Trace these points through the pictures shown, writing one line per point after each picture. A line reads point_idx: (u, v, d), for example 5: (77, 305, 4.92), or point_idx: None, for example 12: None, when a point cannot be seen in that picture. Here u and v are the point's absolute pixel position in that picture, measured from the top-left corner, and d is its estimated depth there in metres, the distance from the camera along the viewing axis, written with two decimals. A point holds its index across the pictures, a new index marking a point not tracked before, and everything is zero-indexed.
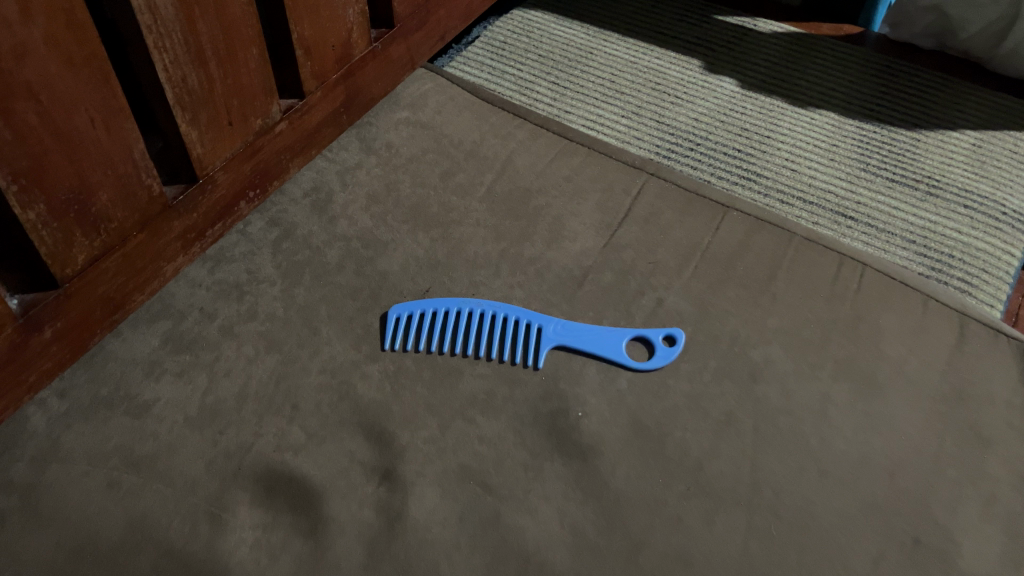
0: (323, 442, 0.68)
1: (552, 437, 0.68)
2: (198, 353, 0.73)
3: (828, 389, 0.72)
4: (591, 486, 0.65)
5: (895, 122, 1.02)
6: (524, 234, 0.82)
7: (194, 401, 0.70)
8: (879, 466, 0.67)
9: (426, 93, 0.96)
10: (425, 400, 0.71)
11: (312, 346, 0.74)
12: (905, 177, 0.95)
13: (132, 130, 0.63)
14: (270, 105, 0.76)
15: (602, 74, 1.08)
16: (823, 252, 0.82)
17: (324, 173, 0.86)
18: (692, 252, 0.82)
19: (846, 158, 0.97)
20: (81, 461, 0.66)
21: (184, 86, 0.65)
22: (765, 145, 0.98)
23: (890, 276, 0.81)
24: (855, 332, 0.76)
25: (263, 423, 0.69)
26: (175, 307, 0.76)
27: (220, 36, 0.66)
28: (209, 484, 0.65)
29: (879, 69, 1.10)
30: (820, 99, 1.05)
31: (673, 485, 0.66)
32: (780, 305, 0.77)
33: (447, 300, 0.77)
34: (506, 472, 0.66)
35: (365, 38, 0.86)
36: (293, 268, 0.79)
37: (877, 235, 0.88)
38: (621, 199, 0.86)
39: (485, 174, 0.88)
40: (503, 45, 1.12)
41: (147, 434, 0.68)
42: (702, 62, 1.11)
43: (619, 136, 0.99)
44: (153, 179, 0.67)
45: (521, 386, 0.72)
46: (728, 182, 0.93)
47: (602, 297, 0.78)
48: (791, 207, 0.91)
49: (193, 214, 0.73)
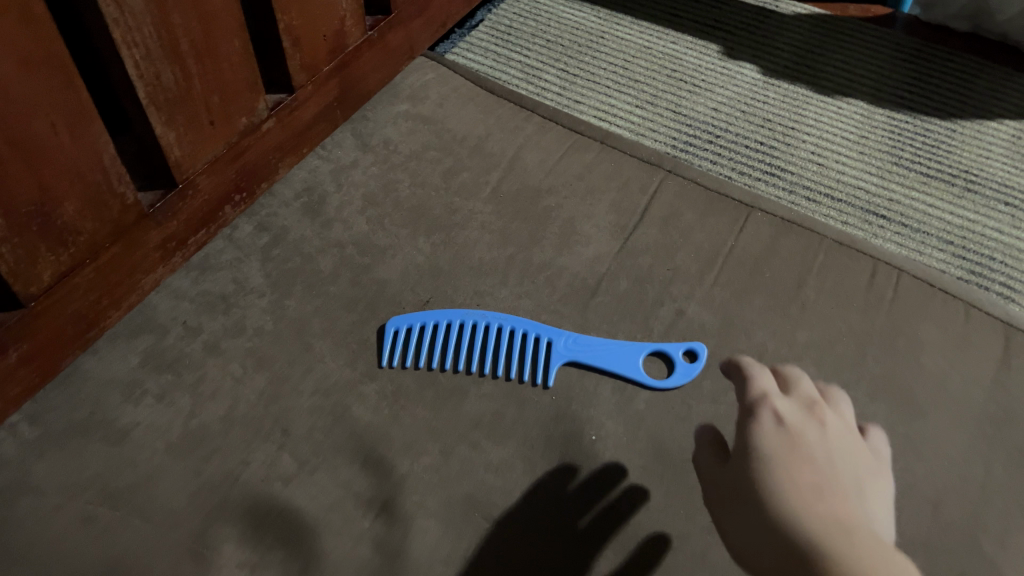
0: (316, 471, 0.63)
1: (565, 465, 0.63)
2: (182, 372, 0.67)
3: (864, 409, 0.66)
4: (608, 519, 0.60)
5: (928, 111, 0.95)
6: (533, 239, 0.76)
7: (176, 426, 0.65)
8: (921, 495, 0.62)
9: (428, 83, 0.90)
10: (426, 423, 0.65)
11: (304, 364, 0.68)
12: (940, 171, 0.89)
13: (101, 134, 0.57)
14: (256, 101, 0.70)
15: (615, 61, 1.01)
16: (856, 255, 0.76)
17: (317, 172, 0.80)
18: (714, 256, 0.76)
19: (876, 150, 0.91)
20: (54, 493, 0.61)
21: (158, 84, 0.59)
22: (789, 137, 0.92)
23: (929, 283, 0.74)
24: (893, 345, 0.70)
25: (251, 449, 0.64)
26: (157, 321, 0.70)
27: (197, 29, 0.60)
28: (192, 519, 0.60)
29: (911, 54, 1.03)
30: (847, 86, 0.99)
31: (697, 518, 0.60)
32: (810, 317, 0.71)
33: (449, 311, 0.71)
34: (515, 504, 0.61)
35: (360, 27, 0.80)
36: (283, 277, 0.73)
37: (912, 235, 0.82)
38: (637, 199, 0.80)
39: (490, 172, 0.82)
40: (509, 30, 1.05)
41: (126, 463, 0.63)
42: (721, 46, 1.04)
43: (633, 128, 0.93)
44: (126, 187, 0.61)
45: (530, 407, 0.66)
46: (750, 179, 0.87)
47: (617, 307, 0.72)
48: (818, 205, 0.85)
49: (173, 222, 0.67)
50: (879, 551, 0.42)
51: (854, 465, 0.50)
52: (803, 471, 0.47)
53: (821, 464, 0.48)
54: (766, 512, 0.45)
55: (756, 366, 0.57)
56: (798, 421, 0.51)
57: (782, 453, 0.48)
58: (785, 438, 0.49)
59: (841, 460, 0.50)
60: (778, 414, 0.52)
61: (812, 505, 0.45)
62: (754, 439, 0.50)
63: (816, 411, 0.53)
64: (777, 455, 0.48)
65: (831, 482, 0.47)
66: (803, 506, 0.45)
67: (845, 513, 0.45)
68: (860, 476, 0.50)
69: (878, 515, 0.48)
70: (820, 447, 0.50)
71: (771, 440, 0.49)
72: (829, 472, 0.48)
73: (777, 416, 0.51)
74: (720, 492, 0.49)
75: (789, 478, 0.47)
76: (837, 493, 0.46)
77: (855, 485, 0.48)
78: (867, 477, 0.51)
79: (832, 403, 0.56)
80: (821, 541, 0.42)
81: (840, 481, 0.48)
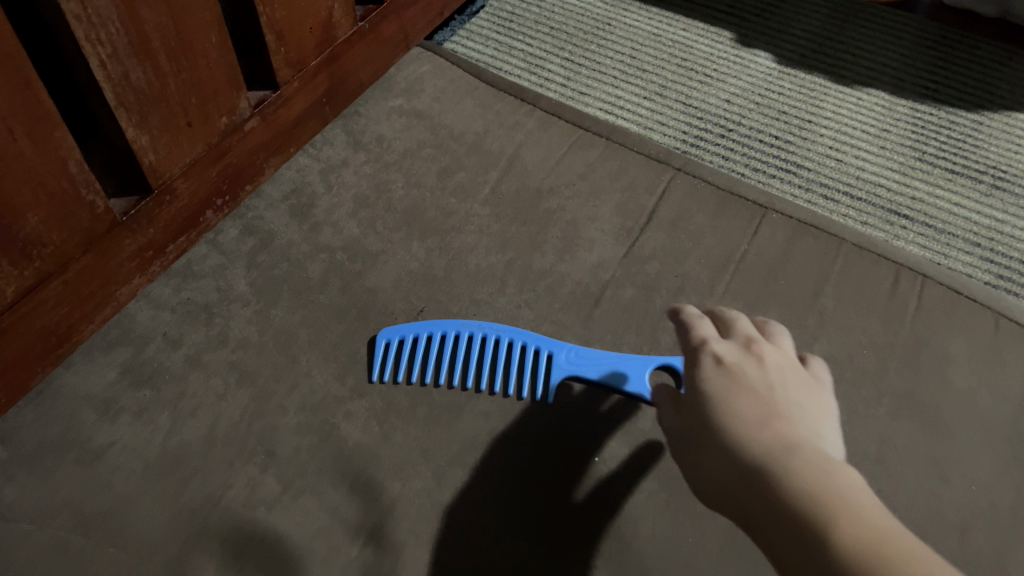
0: (301, 494, 0.59)
1: (566, 486, 0.59)
2: (161, 388, 0.63)
3: (886, 428, 0.62)
4: (612, 548, 0.56)
5: (954, 103, 0.90)
6: (534, 243, 0.72)
7: (154, 446, 0.61)
8: (948, 523, 0.57)
9: (424, 76, 0.86)
10: (419, 443, 0.61)
11: (290, 379, 0.64)
12: (966, 167, 0.84)
13: (65, 139, 0.53)
14: (238, 99, 0.66)
15: (622, 49, 0.97)
16: (877, 260, 0.72)
17: (306, 171, 0.76)
18: (726, 262, 0.71)
19: (898, 144, 0.86)
20: (23, 519, 0.57)
21: (127, 84, 0.55)
22: (806, 131, 0.87)
23: (955, 289, 0.70)
24: (916, 358, 0.65)
25: (233, 470, 0.60)
26: (136, 332, 0.66)
27: (169, 25, 0.56)
28: (169, 547, 0.56)
29: (937, 41, 0.98)
30: (867, 75, 0.94)
31: (706, 547, 0.56)
32: (828, 328, 0.67)
33: (443, 322, 0.67)
34: (512, 530, 0.57)
35: (349, 18, 0.76)
36: (269, 285, 0.69)
37: (936, 236, 0.78)
38: (644, 200, 0.76)
39: (488, 172, 0.77)
40: (511, 16, 1.00)
41: (100, 486, 0.58)
42: (734, 33, 0.99)
43: (641, 121, 0.88)
44: (96, 195, 0.57)
45: (529, 426, 0.62)
46: (764, 176, 0.83)
47: (622, 317, 0.68)
48: (836, 204, 0.80)
49: (149, 229, 0.64)
50: (820, 460, 0.41)
51: (804, 389, 0.49)
52: (746, 403, 0.46)
53: (764, 391, 0.47)
54: (716, 452, 0.44)
55: (694, 316, 0.55)
56: (739, 358, 0.50)
57: (724, 389, 0.48)
58: (727, 377, 0.48)
59: (786, 384, 0.49)
60: (718, 355, 0.50)
61: (757, 434, 0.44)
62: (697, 385, 0.49)
63: (754, 345, 0.51)
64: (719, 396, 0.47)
65: (776, 406, 0.46)
66: (747, 436, 0.44)
67: (788, 432, 0.44)
68: (812, 399, 0.49)
69: (833, 432, 0.47)
70: (763, 376, 0.49)
71: (712, 384, 0.48)
72: (772, 398, 0.47)
73: (717, 357, 0.50)
74: (677, 440, 0.49)
75: (733, 412, 0.46)
76: (781, 417, 0.45)
77: (803, 407, 0.47)
78: (818, 398, 0.49)
79: (773, 336, 0.54)
80: (764, 463, 0.41)
81: (784, 405, 0.47)
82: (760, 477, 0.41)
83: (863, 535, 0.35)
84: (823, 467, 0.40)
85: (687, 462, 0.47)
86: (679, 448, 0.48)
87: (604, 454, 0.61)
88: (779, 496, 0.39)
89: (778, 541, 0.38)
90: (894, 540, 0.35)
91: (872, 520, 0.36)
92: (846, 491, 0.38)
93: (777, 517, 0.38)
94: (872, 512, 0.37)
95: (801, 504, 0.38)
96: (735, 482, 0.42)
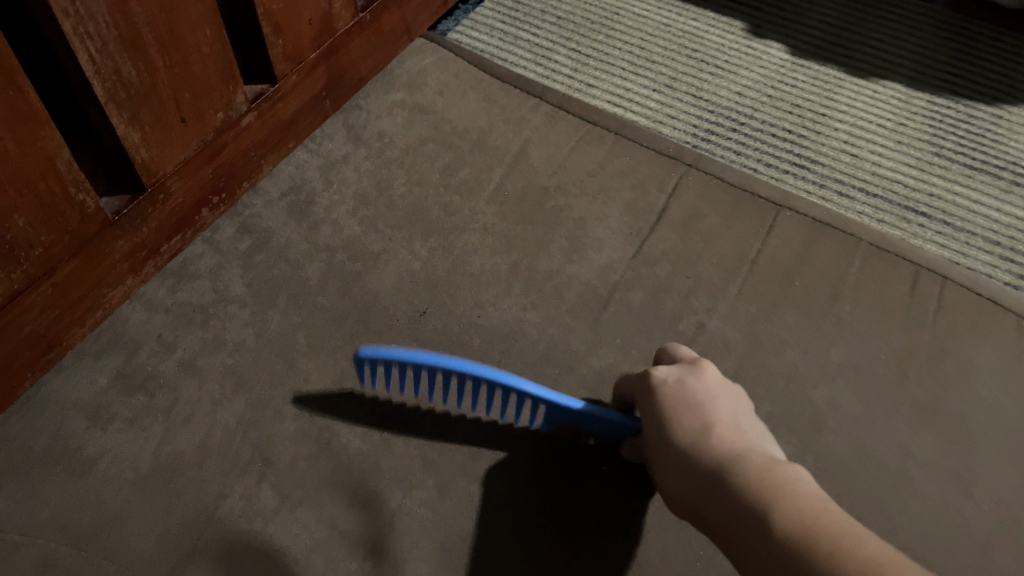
0: (299, 506, 0.57)
1: (568, 499, 0.58)
2: (154, 394, 0.61)
3: (907, 440, 0.59)
4: (620, 564, 0.55)
5: (973, 96, 0.87)
6: (540, 244, 0.70)
7: (146, 455, 0.58)
8: (971, 540, 0.55)
9: (426, 69, 0.83)
10: (421, 452, 0.59)
11: (287, 385, 0.62)
12: (986, 163, 0.81)
13: (53, 137, 0.51)
14: (234, 94, 0.64)
15: (631, 40, 0.94)
16: (895, 262, 0.69)
17: (305, 168, 0.74)
18: (738, 264, 0.69)
19: (915, 139, 0.83)
20: (11, 532, 0.55)
21: (117, 79, 0.53)
22: (820, 125, 0.84)
23: (977, 292, 0.67)
24: (938, 366, 0.63)
25: (229, 481, 0.57)
26: (128, 335, 0.64)
27: (161, 18, 0.53)
28: (161, 563, 0.54)
29: (955, 32, 0.95)
30: (883, 67, 0.91)
31: (717, 562, 0.55)
32: (846, 334, 0.65)
33: (427, 363, 0.55)
34: (516, 544, 0.55)
35: (350, 8, 0.73)
36: (266, 286, 0.67)
37: (955, 235, 0.75)
38: (654, 198, 0.73)
39: (494, 169, 0.75)
40: (516, 6, 0.98)
41: (90, 498, 0.56)
42: (746, 23, 0.96)
43: (650, 114, 0.86)
44: (87, 194, 0.55)
45: (535, 435, 0.60)
46: (777, 171, 0.80)
47: (632, 321, 0.65)
48: (850, 201, 0.78)
49: (142, 229, 0.62)
50: (760, 458, 0.46)
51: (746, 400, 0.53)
52: (694, 420, 0.50)
53: (708, 402, 0.52)
54: (682, 473, 0.49)
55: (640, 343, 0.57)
56: (682, 371, 0.54)
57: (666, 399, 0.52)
58: (675, 392, 0.53)
59: (728, 396, 0.53)
60: (664, 375, 0.54)
61: (710, 451, 0.48)
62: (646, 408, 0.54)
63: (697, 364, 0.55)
64: (671, 416, 0.51)
65: (723, 421, 0.50)
66: (697, 450, 0.48)
67: (737, 446, 0.48)
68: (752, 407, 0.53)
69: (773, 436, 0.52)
70: (705, 386, 0.53)
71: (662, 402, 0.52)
72: (716, 409, 0.51)
73: (663, 375, 0.54)
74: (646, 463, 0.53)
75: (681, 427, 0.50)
76: (727, 429, 0.50)
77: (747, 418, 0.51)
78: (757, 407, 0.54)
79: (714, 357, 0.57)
80: (719, 474, 0.46)
81: (728, 415, 0.51)
82: (717, 494, 0.45)
83: (808, 531, 0.39)
84: (764, 469, 0.45)
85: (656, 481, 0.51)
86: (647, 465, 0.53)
87: (611, 466, 0.59)
88: (734, 507, 0.43)
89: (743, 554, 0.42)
90: (838, 531, 0.39)
91: (813, 514, 0.40)
92: (790, 493, 0.43)
93: (734, 528, 0.43)
94: (816, 507, 0.41)
95: (749, 511, 0.42)
96: (700, 501, 0.46)
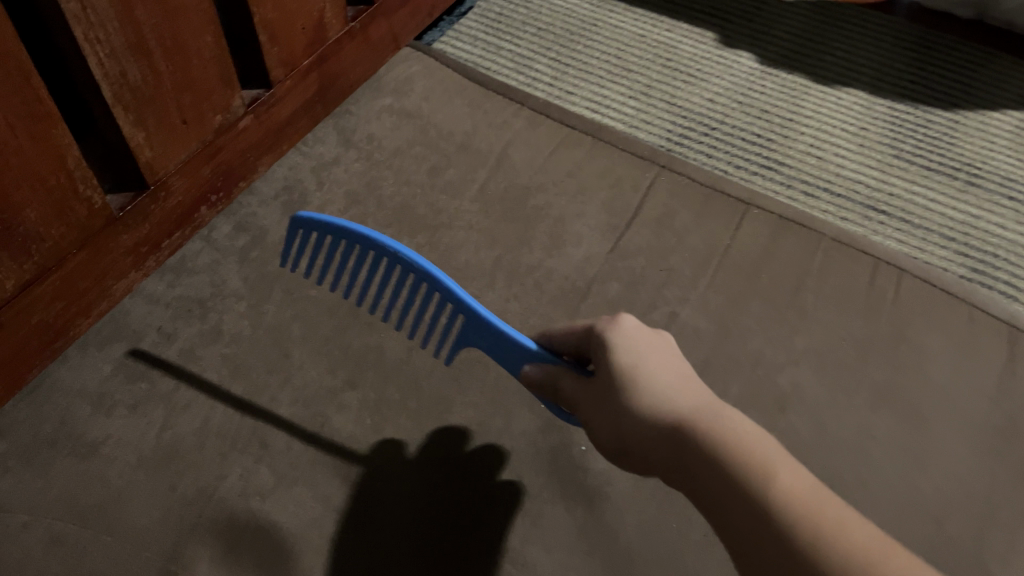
0: (295, 484, 0.60)
1: (427, 505, 0.59)
2: (155, 382, 0.64)
3: (865, 419, 0.63)
4: (599, 537, 0.58)
5: (931, 102, 0.93)
6: (522, 240, 0.74)
7: (149, 438, 0.61)
8: (924, 510, 0.59)
9: (413, 76, 0.87)
10: (410, 435, 0.63)
11: (282, 373, 0.65)
12: (942, 165, 0.86)
13: (64, 136, 0.54)
14: (231, 98, 0.67)
15: (608, 50, 0.98)
16: (856, 255, 0.74)
17: (298, 169, 0.78)
18: (709, 257, 0.73)
19: (877, 142, 0.88)
20: (20, 511, 0.57)
21: (124, 82, 0.56)
22: (787, 129, 0.89)
23: (932, 284, 0.72)
24: (895, 352, 0.67)
25: (227, 463, 0.60)
26: (130, 327, 0.67)
27: (164, 25, 0.57)
28: (164, 539, 0.57)
29: (915, 42, 1.00)
30: (847, 75, 0.96)
31: (689, 535, 0.59)
32: (809, 322, 0.69)
33: (354, 229, 0.54)
34: (501, 519, 0.59)
35: (341, 18, 0.77)
36: (261, 280, 0.70)
37: (913, 232, 0.80)
38: (629, 197, 0.77)
39: (477, 170, 0.79)
40: (499, 17, 1.02)
41: (95, 478, 0.59)
42: (717, 34, 1.01)
43: (626, 120, 0.90)
44: (94, 191, 0.58)
45: (518, 418, 0.64)
46: (746, 173, 0.85)
47: (609, 311, 0.69)
48: (815, 200, 0.82)
49: (145, 225, 0.65)
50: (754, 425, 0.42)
51: None
52: (674, 371, 0.45)
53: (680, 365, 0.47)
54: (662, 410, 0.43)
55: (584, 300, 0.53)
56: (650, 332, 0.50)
57: (624, 346, 0.47)
58: (648, 342, 0.48)
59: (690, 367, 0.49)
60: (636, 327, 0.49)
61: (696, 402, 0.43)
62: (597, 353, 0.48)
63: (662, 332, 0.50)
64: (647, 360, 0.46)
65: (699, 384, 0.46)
66: (664, 406, 0.43)
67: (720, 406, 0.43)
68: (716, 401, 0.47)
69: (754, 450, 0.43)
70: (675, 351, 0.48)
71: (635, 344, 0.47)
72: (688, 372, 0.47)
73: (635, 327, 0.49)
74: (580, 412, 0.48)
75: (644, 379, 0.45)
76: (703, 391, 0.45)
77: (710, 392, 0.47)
78: None
79: None
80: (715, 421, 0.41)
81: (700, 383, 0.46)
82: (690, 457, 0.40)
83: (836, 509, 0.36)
84: (758, 433, 0.40)
85: (601, 434, 0.46)
86: (591, 400, 0.46)
87: (465, 476, 0.61)
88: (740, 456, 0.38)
89: (731, 535, 0.37)
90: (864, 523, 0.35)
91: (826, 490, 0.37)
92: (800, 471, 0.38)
93: (717, 505, 0.38)
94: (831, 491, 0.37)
95: (750, 478, 0.37)
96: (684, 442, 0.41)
